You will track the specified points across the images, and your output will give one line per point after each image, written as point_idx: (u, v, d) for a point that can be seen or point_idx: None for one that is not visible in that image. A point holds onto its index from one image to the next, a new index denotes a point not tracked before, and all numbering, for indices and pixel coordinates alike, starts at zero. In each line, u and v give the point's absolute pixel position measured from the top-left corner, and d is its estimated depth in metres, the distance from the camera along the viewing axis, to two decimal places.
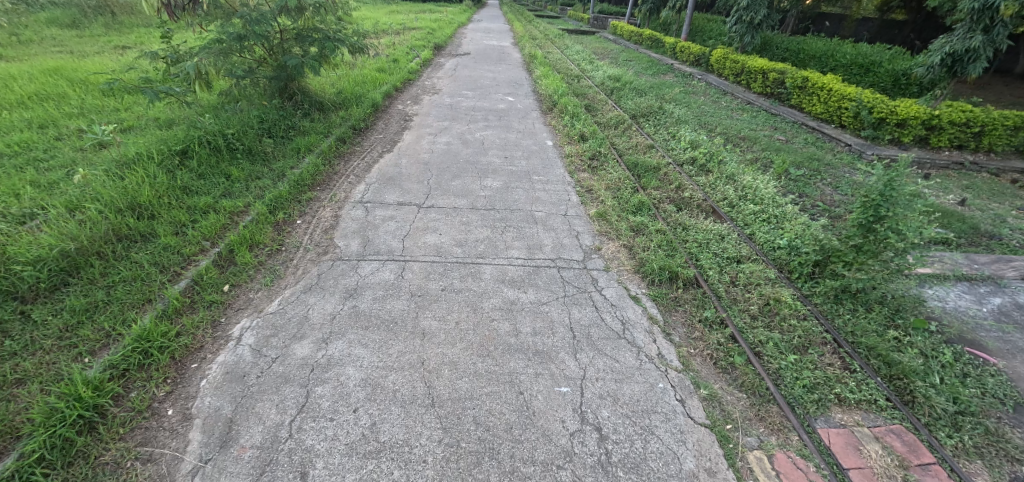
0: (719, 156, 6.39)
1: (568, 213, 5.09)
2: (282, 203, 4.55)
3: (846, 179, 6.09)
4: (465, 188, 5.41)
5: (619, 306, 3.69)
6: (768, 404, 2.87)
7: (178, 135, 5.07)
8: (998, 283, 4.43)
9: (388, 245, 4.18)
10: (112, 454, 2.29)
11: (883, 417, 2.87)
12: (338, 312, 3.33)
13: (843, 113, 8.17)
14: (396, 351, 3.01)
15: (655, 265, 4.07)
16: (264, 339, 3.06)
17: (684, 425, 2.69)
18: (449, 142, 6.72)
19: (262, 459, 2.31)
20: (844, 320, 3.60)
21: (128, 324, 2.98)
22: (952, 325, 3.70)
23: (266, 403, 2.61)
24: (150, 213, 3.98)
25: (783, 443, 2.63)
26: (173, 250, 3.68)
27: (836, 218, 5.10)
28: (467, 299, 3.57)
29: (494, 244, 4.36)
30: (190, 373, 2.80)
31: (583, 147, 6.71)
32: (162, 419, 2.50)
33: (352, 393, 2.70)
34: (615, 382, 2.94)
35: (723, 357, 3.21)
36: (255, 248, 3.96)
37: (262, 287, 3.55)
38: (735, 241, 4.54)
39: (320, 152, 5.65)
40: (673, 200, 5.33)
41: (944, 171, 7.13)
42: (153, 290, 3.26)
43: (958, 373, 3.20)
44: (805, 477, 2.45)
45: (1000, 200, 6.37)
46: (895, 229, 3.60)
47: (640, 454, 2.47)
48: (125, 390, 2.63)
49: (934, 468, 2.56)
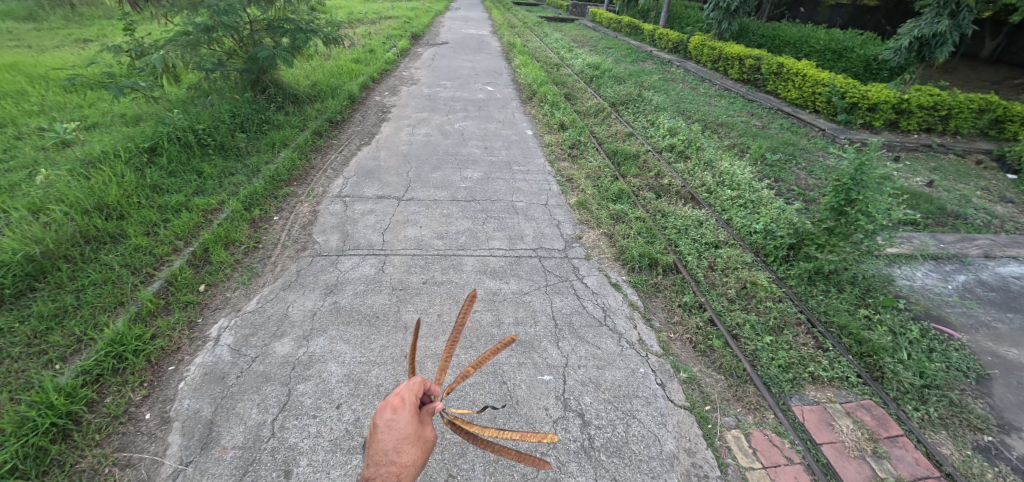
0: (697, 142, 6.47)
1: (549, 203, 5.11)
2: (257, 200, 4.45)
3: (820, 164, 6.24)
4: (445, 180, 5.36)
5: (600, 294, 3.73)
6: (745, 384, 2.96)
7: (145, 131, 4.89)
8: (962, 261, 4.64)
9: (368, 239, 4.14)
10: (88, 461, 2.25)
11: (854, 394, 2.99)
12: (318, 309, 3.29)
13: (817, 98, 8.34)
14: (378, 346, 3.00)
15: (635, 253, 4.12)
16: (243, 338, 3.01)
17: (665, 408, 2.75)
18: (429, 134, 6.65)
19: (245, 459, 2.29)
20: (817, 300, 3.72)
21: (100, 328, 2.89)
22: (919, 302, 3.86)
23: (246, 403, 2.58)
24: (120, 213, 3.84)
25: (759, 422, 2.72)
26: (145, 251, 3.57)
27: (810, 202, 5.23)
28: (449, 292, 3.56)
29: (475, 235, 4.36)
30: (167, 376, 2.74)
31: (564, 136, 6.71)
32: (139, 423, 2.45)
33: (334, 389, 2.68)
34: (596, 369, 2.99)
35: (702, 341, 3.29)
36: (231, 246, 3.87)
37: (239, 285, 3.49)
38: (713, 227, 4.62)
39: (296, 147, 5.53)
40: (653, 187, 5.39)
41: (912, 154, 7.37)
42: (125, 293, 3.17)
43: (924, 348, 3.35)
44: (780, 453, 2.55)
45: (965, 181, 6.62)
46: (865, 212, 3.71)
47: (622, 438, 2.53)
48: (100, 395, 2.56)
49: (902, 439, 2.70)
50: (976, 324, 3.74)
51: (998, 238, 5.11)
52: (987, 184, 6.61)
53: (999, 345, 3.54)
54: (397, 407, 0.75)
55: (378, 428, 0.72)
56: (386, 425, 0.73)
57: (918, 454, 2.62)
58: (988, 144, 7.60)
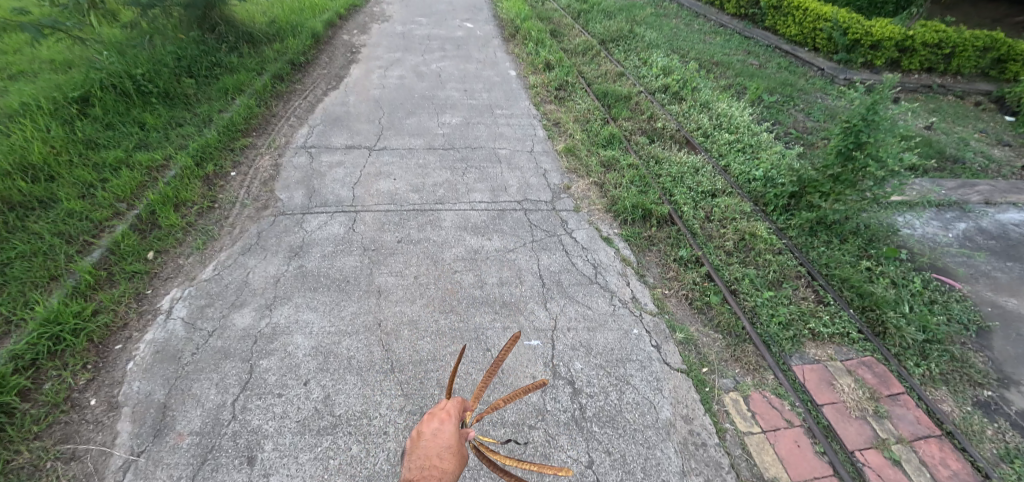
0: (693, 82, 6.00)
1: (534, 150, 4.72)
2: (210, 153, 3.97)
3: (820, 105, 5.90)
4: (421, 127, 4.90)
5: (591, 249, 3.48)
6: (744, 343, 2.80)
7: (74, 77, 4.24)
8: (963, 208, 4.47)
9: (336, 195, 3.76)
10: (26, 457, 2.00)
11: (855, 350, 2.87)
12: (282, 275, 2.99)
13: (817, 35, 7.79)
14: (349, 313, 2.74)
15: (628, 203, 3.81)
16: (199, 310, 2.72)
17: (660, 372, 2.59)
18: (403, 76, 6.05)
19: (203, 446, 2.07)
20: (819, 252, 3.52)
21: (31, 307, 2.55)
22: (922, 252, 3.70)
23: (203, 383, 2.33)
24: (49, 173, 3.37)
25: (759, 383, 2.59)
26: (81, 216, 3.15)
27: (809, 146, 4.94)
28: (426, 251, 3.27)
29: (454, 188, 4.00)
30: (114, 356, 2.46)
31: (549, 77, 6.16)
32: (84, 411, 2.20)
33: (302, 364, 2.44)
34: (587, 331, 2.79)
35: (698, 297, 3.10)
36: (182, 208, 3.46)
37: (193, 251, 3.13)
38: (710, 174, 4.33)
39: (253, 93, 4.94)
40: (645, 131, 5.02)
41: (913, 95, 7.05)
42: (59, 265, 2.80)
43: (926, 300, 3.22)
44: (779, 416, 2.43)
45: (964, 123, 6.37)
46: (874, 157, 3.42)
47: (616, 407, 2.37)
48: (36, 382, 2.28)
49: (903, 397, 2.61)
50: (977, 274, 3.61)
51: (998, 184, 4.93)
52: (985, 126, 6.38)
53: (998, 295, 3.43)
54: (441, 414, 0.53)
55: (419, 437, 0.51)
56: (431, 436, 0.51)
57: (919, 412, 2.54)
58: (988, 86, 7.29)
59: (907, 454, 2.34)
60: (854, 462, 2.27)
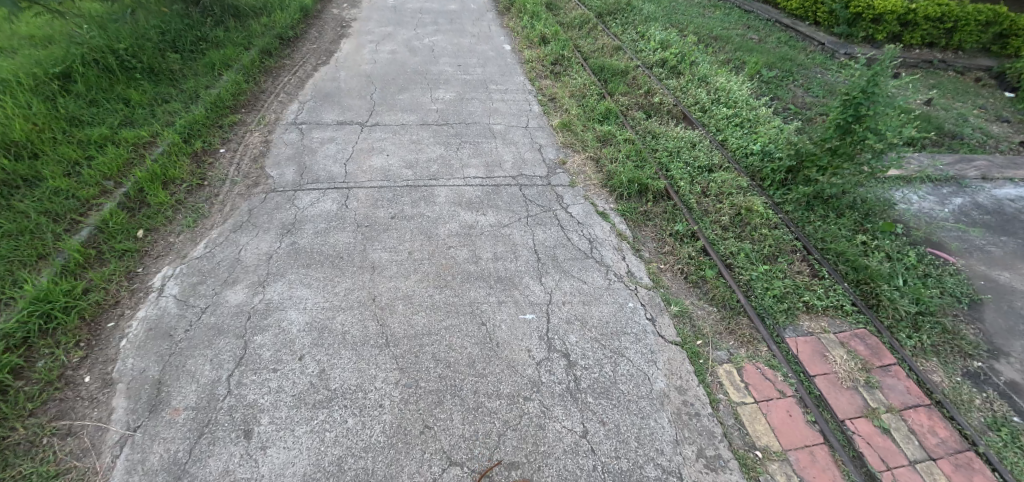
0: (691, 56, 5.88)
1: (529, 126, 4.65)
2: (198, 130, 3.88)
3: (818, 80, 5.81)
4: (414, 102, 4.80)
5: (586, 224, 3.46)
6: (738, 316, 2.82)
7: (54, 52, 4.10)
8: (960, 183, 4.45)
9: (328, 171, 3.70)
10: (23, 433, 2.00)
11: (848, 323, 2.89)
12: (275, 251, 2.95)
13: (819, 8, 7.60)
14: (343, 289, 2.73)
15: (623, 178, 3.77)
16: (191, 287, 2.69)
17: (654, 345, 2.60)
18: (395, 51, 5.90)
19: (200, 421, 2.08)
20: (814, 226, 3.51)
21: (20, 285, 2.51)
22: (918, 227, 3.70)
23: (197, 359, 2.32)
24: (33, 150, 3.28)
25: (752, 355, 2.60)
26: (67, 195, 3.09)
27: (808, 121, 4.87)
28: (420, 227, 3.23)
29: (448, 163, 3.94)
30: (106, 333, 2.44)
31: (545, 51, 6.02)
32: (79, 388, 2.20)
33: (296, 339, 2.43)
34: (583, 305, 2.79)
35: (694, 271, 3.09)
36: (172, 185, 3.40)
37: (183, 229, 3.09)
38: (707, 149, 4.28)
39: (241, 68, 4.82)
40: (642, 106, 4.94)
41: (913, 71, 6.95)
42: (46, 244, 2.76)
43: (920, 273, 3.24)
44: (772, 387, 2.45)
45: (964, 99, 6.30)
46: (873, 130, 3.37)
47: (610, 378, 2.38)
48: (29, 361, 2.26)
49: (894, 368, 2.64)
50: (971, 248, 3.62)
51: (995, 159, 4.91)
52: (985, 102, 6.31)
53: (992, 269, 3.44)
54: None
55: None
56: None
57: (909, 383, 2.57)
58: (989, 61, 7.19)
59: (897, 422, 2.37)
60: (844, 430, 2.30)
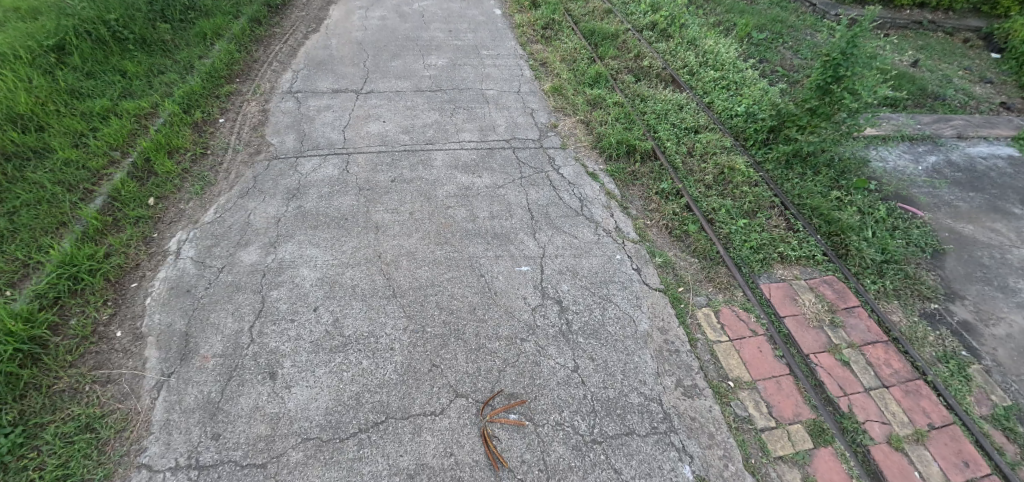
0: (681, 19, 5.90)
1: (521, 90, 4.73)
2: (196, 100, 3.94)
3: (807, 41, 5.88)
4: (407, 69, 4.84)
5: (577, 184, 3.63)
6: (718, 266, 3.05)
7: (45, 25, 4.08)
8: (936, 142, 4.64)
9: (327, 138, 3.81)
10: (66, 381, 2.18)
11: (819, 271, 3.13)
12: (282, 215, 3.11)
13: None
14: (350, 248, 2.91)
15: (612, 140, 3.92)
16: (206, 249, 2.86)
17: (640, 291, 2.84)
18: (385, 17, 5.86)
19: (227, 366, 2.28)
20: (793, 183, 3.71)
21: (45, 251, 2.66)
22: (890, 184, 3.91)
23: (220, 312, 2.52)
24: (38, 123, 3.35)
25: (729, 299, 2.85)
26: (78, 166, 3.19)
27: (793, 83, 4.99)
28: (420, 189, 3.39)
29: (443, 128, 4.06)
30: (131, 292, 2.62)
31: (536, 15, 6.00)
32: (112, 342, 2.37)
33: (309, 292, 2.64)
34: (573, 258, 3.00)
35: (678, 227, 3.30)
36: (177, 154, 3.50)
37: (193, 196, 3.22)
38: (693, 111, 4.41)
39: (232, 37, 4.81)
40: (632, 70, 5.02)
41: (902, 33, 6.99)
42: (65, 212, 2.89)
43: (889, 226, 3.46)
44: (746, 327, 2.70)
45: (950, 61, 6.38)
46: (850, 90, 3.52)
47: (599, 321, 2.62)
48: (63, 318, 2.43)
49: (858, 309, 2.89)
50: (939, 203, 3.83)
51: (973, 118, 5.07)
52: (970, 63, 6.41)
53: (957, 222, 3.66)
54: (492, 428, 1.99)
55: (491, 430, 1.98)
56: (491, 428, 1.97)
57: (871, 322, 2.82)
58: (978, 22, 7.21)
59: (856, 356, 2.63)
60: (808, 363, 2.57)
